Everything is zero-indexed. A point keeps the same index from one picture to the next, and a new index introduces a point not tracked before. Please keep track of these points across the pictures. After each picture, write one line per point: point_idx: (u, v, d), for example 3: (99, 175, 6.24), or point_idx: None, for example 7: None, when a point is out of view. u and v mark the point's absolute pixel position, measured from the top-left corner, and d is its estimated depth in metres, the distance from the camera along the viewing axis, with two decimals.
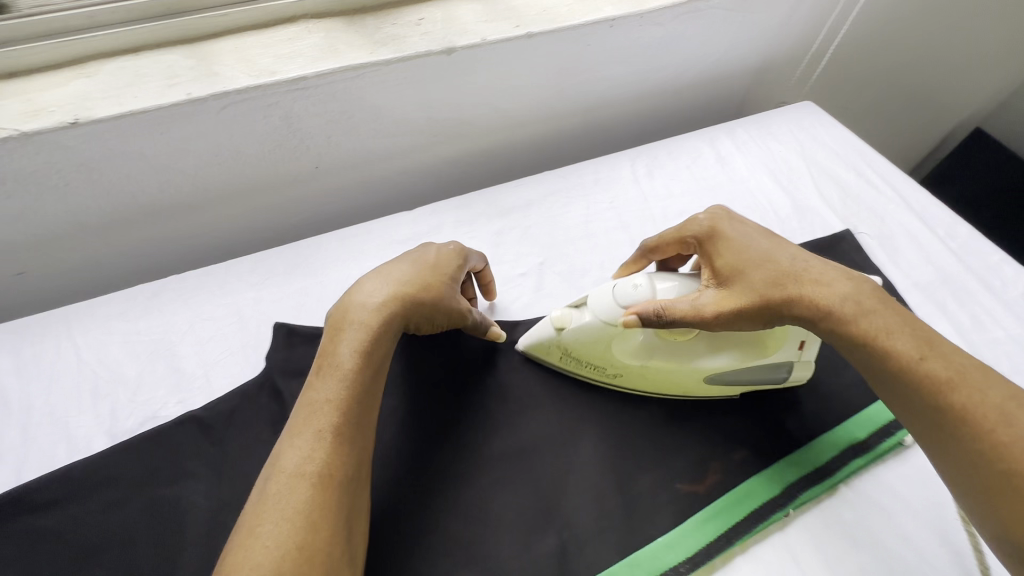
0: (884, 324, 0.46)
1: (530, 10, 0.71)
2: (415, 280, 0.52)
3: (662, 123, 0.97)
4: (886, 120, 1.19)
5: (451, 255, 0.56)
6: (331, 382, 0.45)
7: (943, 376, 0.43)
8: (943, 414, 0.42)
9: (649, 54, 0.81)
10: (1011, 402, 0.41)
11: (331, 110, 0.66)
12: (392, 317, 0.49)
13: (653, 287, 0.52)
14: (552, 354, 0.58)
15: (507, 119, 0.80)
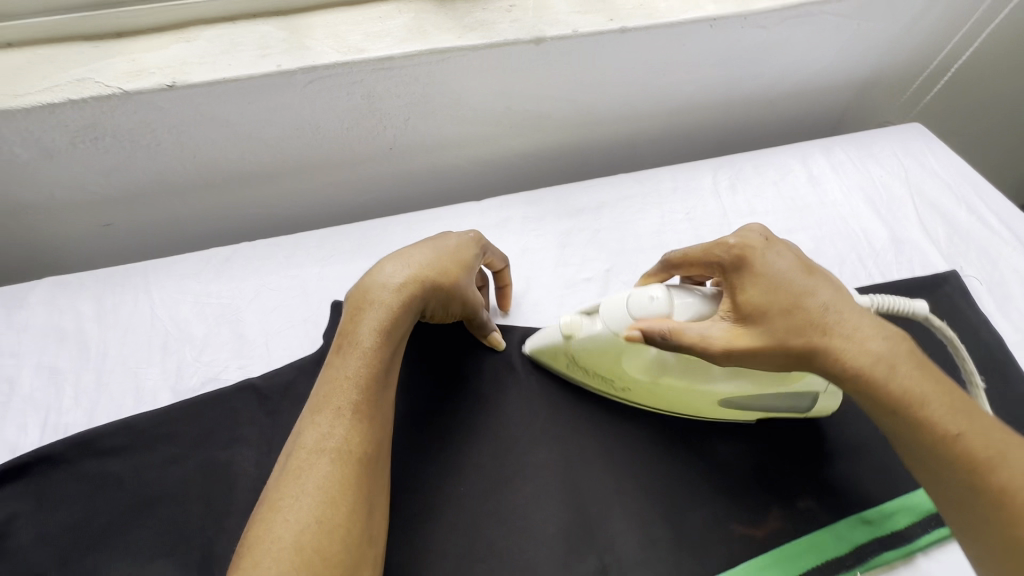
0: (927, 395, 0.39)
1: (626, 3, 0.67)
2: (434, 265, 0.50)
3: (749, 134, 0.91)
4: (1003, 151, 1.07)
5: (473, 243, 0.54)
6: (349, 362, 0.45)
7: (981, 457, 0.37)
8: (979, 497, 0.37)
9: (747, 58, 0.76)
10: None
11: (412, 93, 0.65)
12: (411, 301, 0.48)
13: (669, 301, 0.45)
14: (558, 359, 0.55)
15: (587, 116, 0.77)
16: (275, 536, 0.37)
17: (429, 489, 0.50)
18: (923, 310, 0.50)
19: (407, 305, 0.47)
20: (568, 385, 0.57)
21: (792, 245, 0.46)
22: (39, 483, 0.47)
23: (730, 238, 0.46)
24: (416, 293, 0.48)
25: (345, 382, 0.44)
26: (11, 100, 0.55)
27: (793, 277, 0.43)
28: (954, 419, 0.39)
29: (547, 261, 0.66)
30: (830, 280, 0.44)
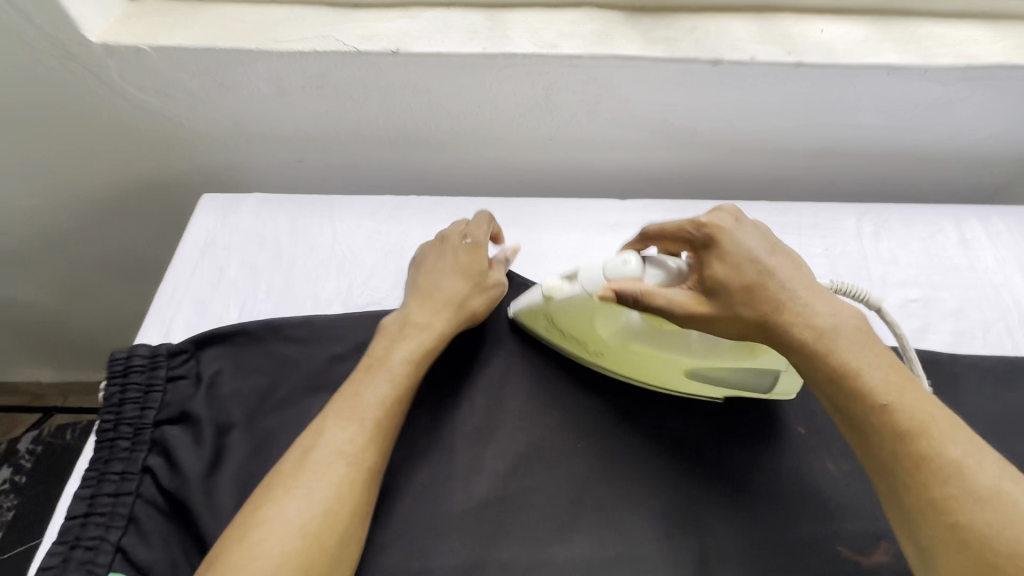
0: (864, 371, 0.42)
1: (805, 40, 0.71)
2: (447, 298, 0.57)
3: (895, 189, 0.90)
4: None
5: (480, 237, 0.62)
6: (388, 370, 0.51)
7: (904, 427, 0.40)
8: (900, 462, 0.39)
9: (916, 112, 0.76)
10: (971, 458, 0.38)
11: (587, 92, 0.72)
12: (452, 323, 0.56)
13: (642, 267, 0.49)
14: (540, 323, 0.58)
15: (738, 142, 0.80)
16: (283, 523, 0.41)
17: (549, 433, 0.54)
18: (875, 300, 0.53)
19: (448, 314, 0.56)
20: None
21: (756, 230, 0.50)
22: (239, 351, 0.56)
23: (704, 218, 0.50)
24: (457, 306, 0.57)
25: (370, 391, 0.49)
26: (271, 44, 0.67)
27: (760, 253, 0.48)
28: (898, 403, 0.41)
29: None
30: (795, 262, 0.49)
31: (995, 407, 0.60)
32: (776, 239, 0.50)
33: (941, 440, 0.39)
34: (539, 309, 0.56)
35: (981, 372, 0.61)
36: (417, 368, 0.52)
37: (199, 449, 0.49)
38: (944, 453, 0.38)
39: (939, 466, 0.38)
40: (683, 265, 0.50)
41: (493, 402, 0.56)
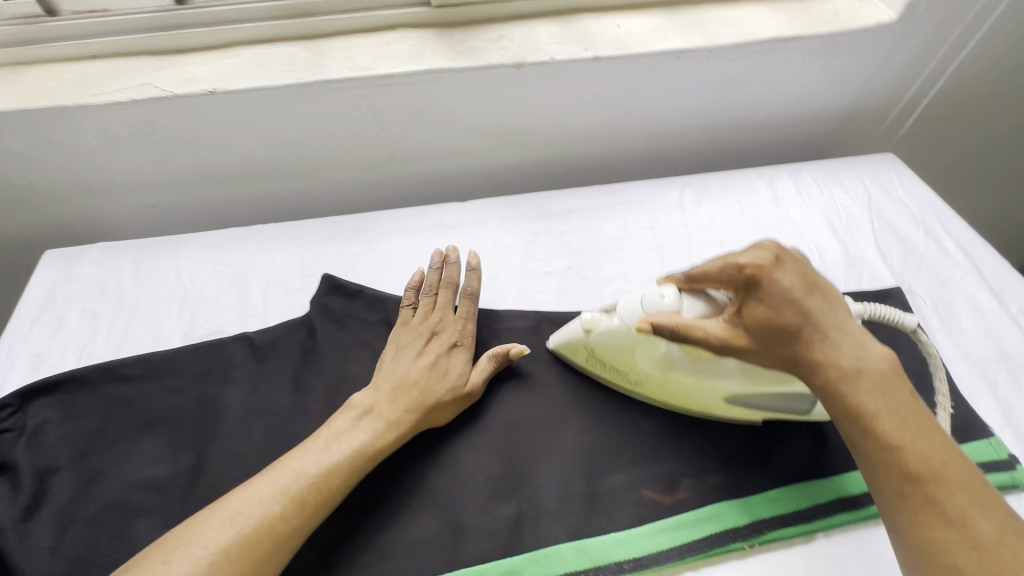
0: (882, 414, 0.44)
1: (602, 36, 0.77)
2: (397, 397, 0.56)
3: (728, 160, 0.98)
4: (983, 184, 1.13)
5: (441, 312, 0.64)
6: (340, 448, 0.51)
7: (925, 472, 0.42)
8: (911, 503, 0.42)
9: (719, 88, 0.83)
10: (971, 509, 0.41)
11: (410, 107, 0.76)
12: (402, 416, 0.55)
13: (679, 302, 0.53)
14: (578, 355, 0.61)
15: (569, 135, 0.86)
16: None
17: None
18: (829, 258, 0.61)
19: (418, 388, 0.57)
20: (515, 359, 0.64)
21: (796, 264, 0.50)
22: (70, 396, 0.58)
23: (743, 257, 0.50)
24: (438, 383, 0.58)
25: (311, 468, 0.49)
26: (88, 98, 0.69)
27: (795, 291, 0.48)
28: (915, 449, 0.43)
29: (514, 256, 0.74)
30: (827, 301, 0.49)
31: None
32: (806, 272, 0.50)
33: (946, 486, 0.42)
34: (580, 343, 0.60)
35: None
36: (392, 444, 0.53)
37: (17, 494, 0.51)
38: (861, 372, 0.46)
39: (856, 385, 0.46)
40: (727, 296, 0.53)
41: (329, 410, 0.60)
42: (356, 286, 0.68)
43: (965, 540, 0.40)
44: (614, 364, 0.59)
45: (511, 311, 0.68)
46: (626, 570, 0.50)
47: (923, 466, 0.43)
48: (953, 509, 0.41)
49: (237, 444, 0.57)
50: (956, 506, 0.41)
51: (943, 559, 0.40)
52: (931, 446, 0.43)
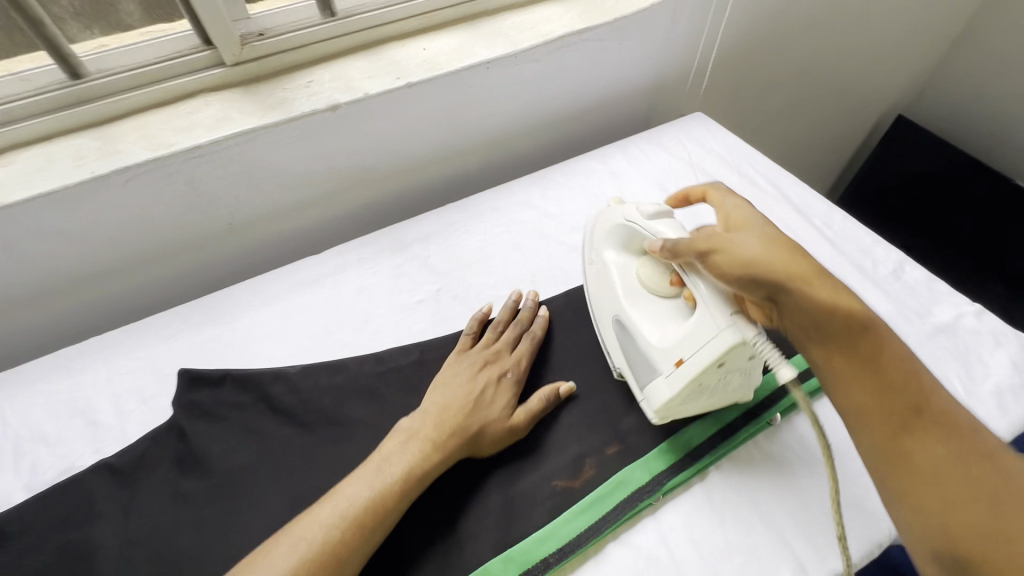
0: (747, 247, 0.50)
1: (411, 62, 0.79)
2: (442, 420, 0.56)
3: (567, 148, 1.04)
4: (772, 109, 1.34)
5: (502, 347, 0.64)
6: (391, 471, 0.52)
7: (795, 279, 0.48)
8: (791, 309, 0.48)
9: (536, 87, 0.89)
10: (839, 294, 0.46)
11: (233, 172, 0.73)
12: (446, 441, 0.55)
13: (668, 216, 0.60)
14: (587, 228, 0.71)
15: (410, 161, 0.87)
16: None
17: (279, 514, 0.54)
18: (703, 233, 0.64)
19: (467, 413, 0.57)
20: (407, 396, 0.63)
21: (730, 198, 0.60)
22: None
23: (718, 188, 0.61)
24: (487, 409, 0.58)
25: (363, 491, 0.50)
26: None
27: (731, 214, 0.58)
28: (785, 264, 0.49)
29: (383, 293, 0.73)
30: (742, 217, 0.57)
31: None
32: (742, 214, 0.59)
33: (814, 285, 0.47)
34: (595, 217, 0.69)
35: None
36: (436, 466, 0.53)
37: None
38: (784, 257, 0.49)
39: (786, 270, 0.48)
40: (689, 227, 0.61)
41: (217, 512, 0.54)
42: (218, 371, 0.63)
43: (891, 393, 0.42)
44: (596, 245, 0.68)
45: (391, 348, 0.67)
46: (554, 564, 0.51)
47: (858, 331, 0.45)
48: (887, 365, 0.43)
49: None
50: (888, 365, 0.43)
51: (828, 342, 0.46)
52: (862, 312, 0.46)
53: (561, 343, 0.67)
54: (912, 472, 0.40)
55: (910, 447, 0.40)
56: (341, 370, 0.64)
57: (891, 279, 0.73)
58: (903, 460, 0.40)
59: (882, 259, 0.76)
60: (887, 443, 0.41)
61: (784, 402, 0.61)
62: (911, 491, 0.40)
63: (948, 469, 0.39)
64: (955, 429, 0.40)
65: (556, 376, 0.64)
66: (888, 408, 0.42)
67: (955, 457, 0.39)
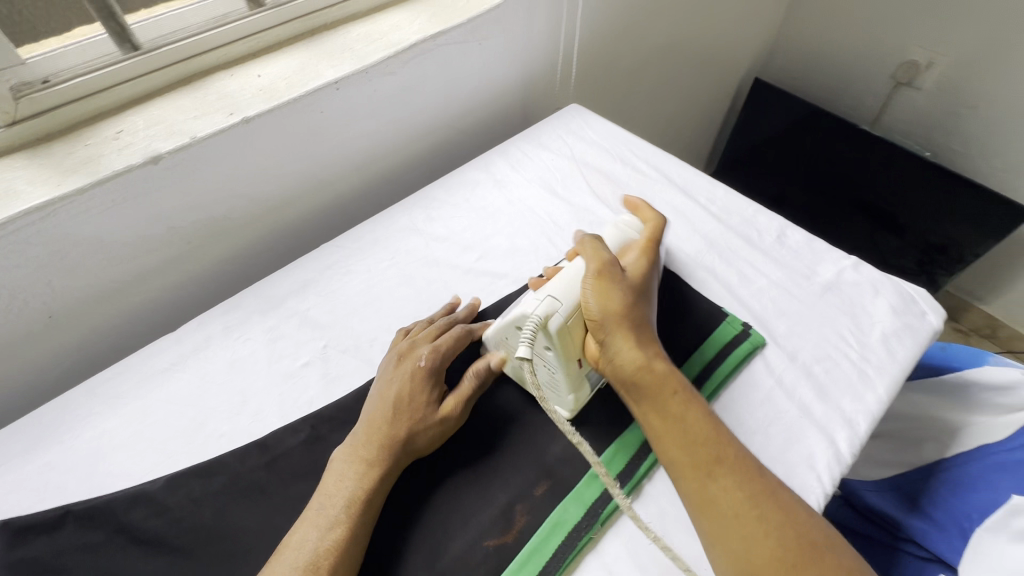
0: (616, 284, 0.56)
1: (244, 93, 0.69)
2: (372, 434, 0.53)
3: (447, 158, 0.98)
4: (643, 89, 1.37)
5: (415, 336, 0.61)
6: (334, 504, 0.49)
7: (639, 329, 0.55)
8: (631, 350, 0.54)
9: (398, 102, 0.82)
10: (664, 360, 0.55)
11: (35, 257, 0.59)
12: (382, 456, 0.52)
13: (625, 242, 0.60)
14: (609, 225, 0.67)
15: (269, 203, 0.76)
16: None
17: None
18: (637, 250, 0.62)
19: (391, 416, 0.54)
20: (304, 483, 0.54)
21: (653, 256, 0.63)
22: None
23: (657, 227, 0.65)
24: (411, 407, 0.55)
25: (312, 535, 0.47)
26: None
27: (644, 256, 0.62)
28: (637, 316, 0.56)
29: (259, 364, 0.63)
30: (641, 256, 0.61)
31: None
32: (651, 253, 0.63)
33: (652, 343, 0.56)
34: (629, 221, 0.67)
35: None
36: (379, 480, 0.51)
37: None
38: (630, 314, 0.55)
39: (636, 318, 0.56)
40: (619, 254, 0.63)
41: None
42: (54, 512, 0.50)
43: (699, 448, 0.50)
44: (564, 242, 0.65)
45: (277, 428, 0.58)
46: None
47: (670, 391, 0.53)
48: (694, 424, 0.52)
49: None
50: (692, 420, 0.52)
51: (653, 398, 0.53)
52: (677, 378, 0.55)
53: None
54: (716, 514, 0.47)
55: (716, 495, 0.48)
56: (218, 471, 0.54)
57: (777, 246, 0.75)
58: (715, 514, 0.47)
59: (765, 227, 0.78)
60: (700, 494, 0.48)
61: (700, 394, 0.60)
62: (720, 535, 0.46)
63: (749, 521, 0.46)
64: (744, 473, 0.49)
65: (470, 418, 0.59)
66: (699, 464, 0.49)
67: (732, 503, 0.47)
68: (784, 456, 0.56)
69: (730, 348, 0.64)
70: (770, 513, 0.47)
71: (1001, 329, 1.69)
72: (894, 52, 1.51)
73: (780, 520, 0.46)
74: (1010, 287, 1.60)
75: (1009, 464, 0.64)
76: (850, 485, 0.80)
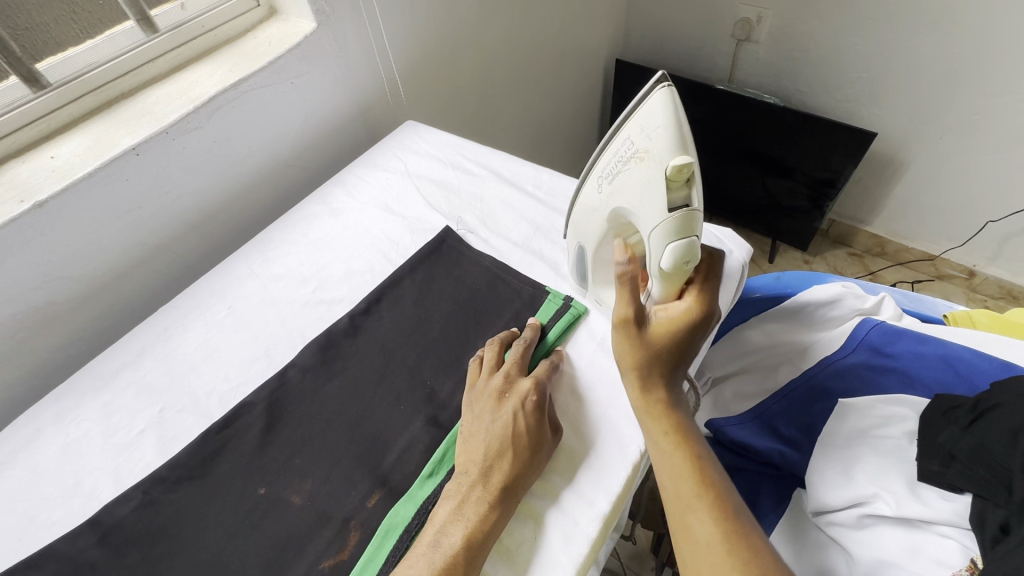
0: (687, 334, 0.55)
1: (36, 178, 0.68)
2: (507, 455, 0.53)
3: (296, 197, 0.99)
4: (500, 93, 1.41)
5: (511, 366, 0.60)
6: (451, 541, 0.49)
7: (674, 367, 0.55)
8: (650, 375, 0.55)
9: (216, 154, 0.82)
10: (653, 390, 0.55)
11: None
12: (500, 489, 0.52)
13: (674, 255, 0.48)
14: (636, 165, 0.47)
15: (97, 280, 0.75)
16: None
17: None
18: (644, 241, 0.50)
19: (505, 455, 0.53)
20: (137, 550, 0.53)
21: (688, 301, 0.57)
22: None
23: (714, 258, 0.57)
24: (524, 437, 0.54)
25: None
26: None
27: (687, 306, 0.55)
28: (663, 356, 0.54)
29: (94, 442, 0.62)
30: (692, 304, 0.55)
31: (395, 325, 0.69)
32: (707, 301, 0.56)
33: (657, 374, 0.55)
34: (656, 171, 0.45)
35: (376, 310, 0.71)
36: (498, 522, 0.51)
37: None
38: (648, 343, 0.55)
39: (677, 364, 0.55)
40: (685, 269, 0.49)
41: None
42: None
43: (693, 484, 0.51)
44: (608, 180, 0.51)
45: (110, 501, 0.57)
46: None
47: (660, 433, 0.53)
48: (676, 462, 0.52)
49: None
50: (675, 459, 0.52)
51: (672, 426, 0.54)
52: (648, 400, 0.54)
53: (306, 410, 0.62)
54: (692, 540, 0.49)
55: (692, 522, 0.49)
56: (48, 560, 0.53)
57: None
58: (690, 543, 0.49)
59: None
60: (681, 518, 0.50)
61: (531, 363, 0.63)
62: (691, 565, 0.48)
63: (716, 552, 0.47)
64: (721, 505, 0.50)
65: (310, 446, 0.59)
66: (681, 497, 0.51)
67: (705, 526, 0.49)
68: (608, 414, 0.59)
69: (552, 317, 0.67)
70: (745, 540, 0.47)
71: (889, 245, 1.80)
72: (727, 14, 1.61)
73: (754, 548, 0.47)
74: (885, 205, 1.71)
75: (844, 370, 0.73)
76: (713, 423, 0.81)
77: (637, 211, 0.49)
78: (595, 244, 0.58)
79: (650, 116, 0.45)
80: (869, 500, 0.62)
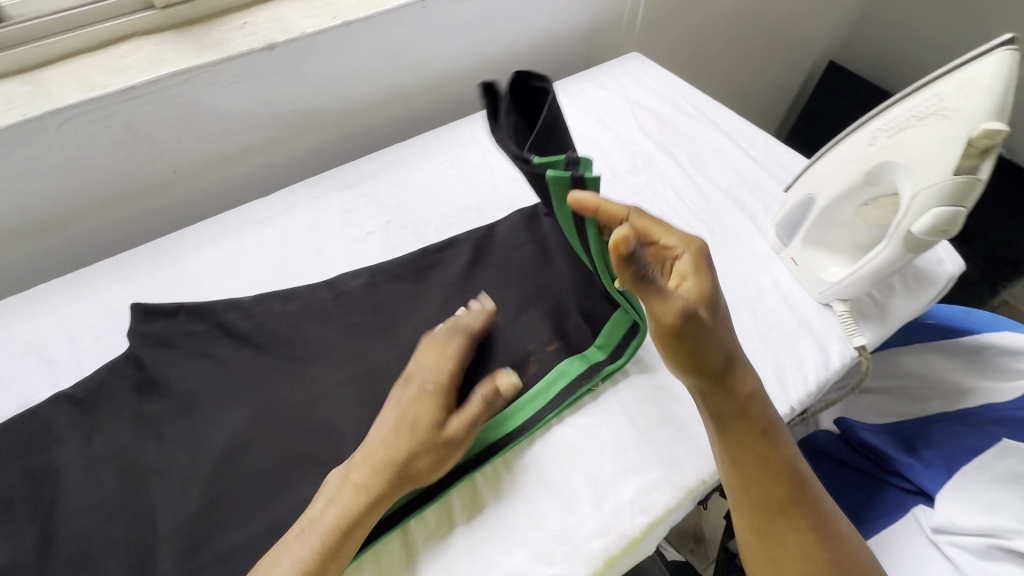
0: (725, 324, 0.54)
1: (346, 3, 0.80)
2: (380, 442, 0.52)
3: (510, 91, 1.07)
4: (709, 57, 1.40)
5: (422, 356, 0.57)
6: (323, 508, 0.49)
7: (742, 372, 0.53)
8: (725, 388, 0.52)
9: (473, 27, 0.90)
10: (730, 401, 0.52)
11: (172, 116, 0.73)
12: (365, 475, 0.50)
13: (938, 215, 0.53)
14: (938, 125, 0.54)
15: (353, 106, 0.88)
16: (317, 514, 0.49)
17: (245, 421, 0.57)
18: (908, 198, 0.56)
19: (388, 438, 0.52)
20: (360, 315, 0.65)
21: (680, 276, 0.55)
22: None
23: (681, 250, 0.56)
24: (386, 437, 0.52)
25: (317, 525, 0.48)
26: None
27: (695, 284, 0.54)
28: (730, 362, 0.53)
29: (333, 227, 0.75)
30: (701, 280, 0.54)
31: None
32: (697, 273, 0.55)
33: (733, 383, 0.52)
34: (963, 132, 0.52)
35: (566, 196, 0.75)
36: (365, 505, 0.49)
37: None
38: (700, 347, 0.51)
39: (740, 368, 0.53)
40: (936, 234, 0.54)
41: (185, 427, 0.57)
42: (172, 305, 0.64)
43: (784, 492, 0.52)
44: (892, 135, 0.57)
45: (343, 274, 0.69)
46: (503, 445, 0.55)
47: (742, 441, 0.52)
48: (766, 473, 0.52)
49: (87, 497, 0.52)
50: (763, 471, 0.52)
51: (758, 437, 0.52)
52: (728, 415, 0.52)
53: (505, 260, 0.71)
54: (784, 552, 0.51)
55: (784, 535, 0.51)
56: (294, 297, 0.67)
57: None
58: (783, 553, 0.51)
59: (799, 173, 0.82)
60: (765, 530, 0.52)
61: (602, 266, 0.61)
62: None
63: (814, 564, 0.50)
64: (810, 507, 0.52)
65: (505, 289, 0.68)
66: (770, 510, 0.52)
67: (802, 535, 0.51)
68: (776, 356, 0.62)
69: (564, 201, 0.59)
70: (831, 544, 0.51)
71: None
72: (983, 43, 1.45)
73: (839, 549, 0.51)
74: None
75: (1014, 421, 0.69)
76: (845, 422, 0.82)
77: (916, 168, 0.55)
78: (834, 194, 0.62)
79: (975, 80, 0.52)
80: (1009, 535, 0.61)
